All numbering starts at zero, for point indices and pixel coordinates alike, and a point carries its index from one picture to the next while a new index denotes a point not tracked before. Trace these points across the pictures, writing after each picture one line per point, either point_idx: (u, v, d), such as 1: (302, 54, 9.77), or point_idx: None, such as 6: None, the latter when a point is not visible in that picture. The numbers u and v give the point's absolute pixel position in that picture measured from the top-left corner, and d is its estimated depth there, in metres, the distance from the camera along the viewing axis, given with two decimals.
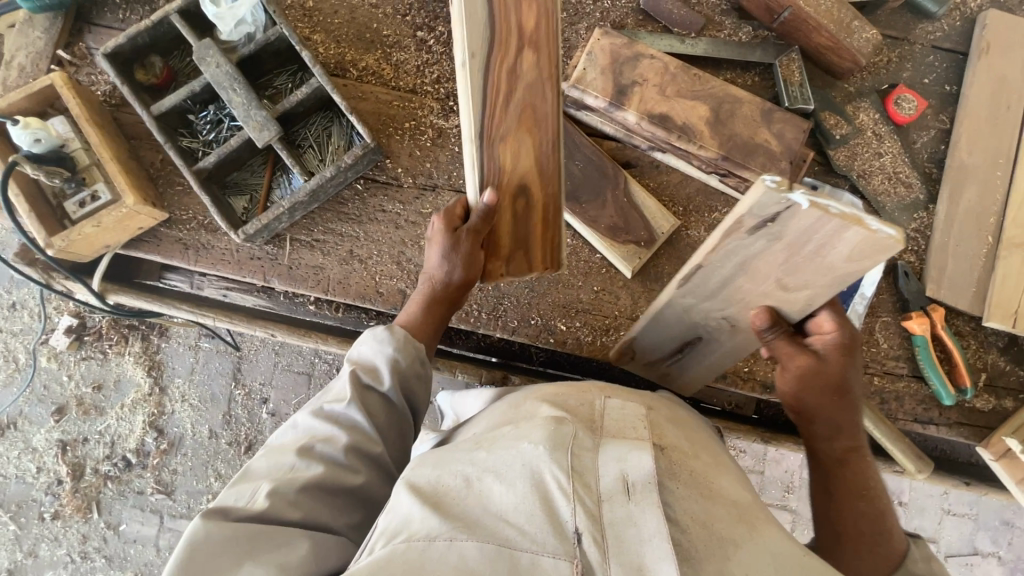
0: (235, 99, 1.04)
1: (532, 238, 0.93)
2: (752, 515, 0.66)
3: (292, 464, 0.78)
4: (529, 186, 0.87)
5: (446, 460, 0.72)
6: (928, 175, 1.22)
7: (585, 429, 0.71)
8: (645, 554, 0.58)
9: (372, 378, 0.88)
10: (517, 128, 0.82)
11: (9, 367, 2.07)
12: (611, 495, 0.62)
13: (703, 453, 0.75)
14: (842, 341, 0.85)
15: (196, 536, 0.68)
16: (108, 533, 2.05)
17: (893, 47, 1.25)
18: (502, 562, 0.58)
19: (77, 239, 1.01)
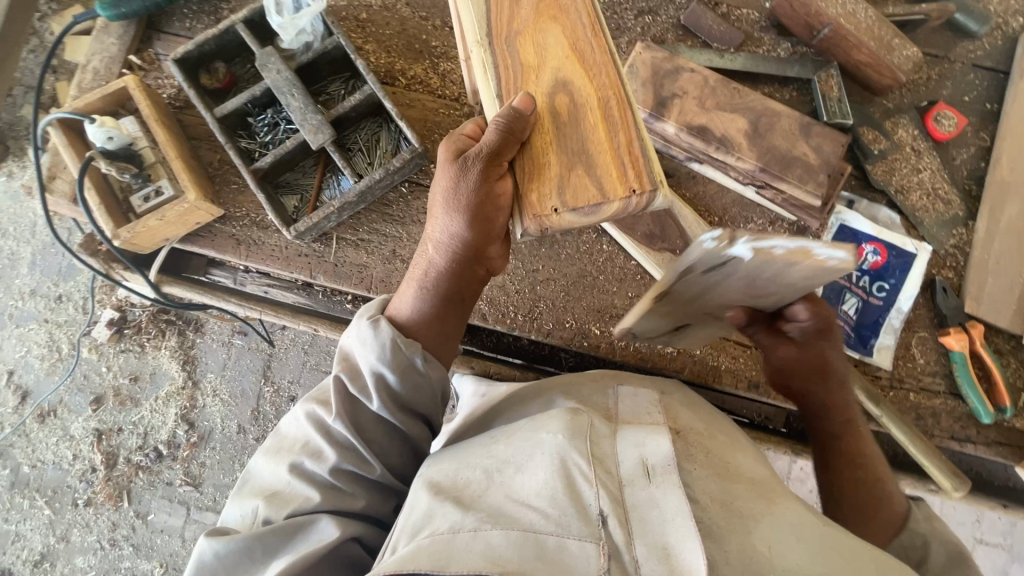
0: (293, 104, 1.09)
1: (592, 145, 0.81)
2: (770, 492, 0.75)
3: (287, 481, 0.86)
4: (566, 81, 0.84)
5: (469, 457, 0.82)
6: (968, 192, 1.22)
7: (602, 421, 0.83)
8: (668, 533, 0.66)
9: (360, 391, 0.91)
10: (538, 20, 0.86)
11: (52, 357, 2.14)
12: (632, 478, 0.73)
13: (720, 434, 0.86)
14: (818, 326, 0.91)
15: (206, 558, 0.78)
16: (136, 523, 2.10)
17: (933, 64, 1.26)
18: (528, 544, 0.66)
19: (141, 231, 1.07)
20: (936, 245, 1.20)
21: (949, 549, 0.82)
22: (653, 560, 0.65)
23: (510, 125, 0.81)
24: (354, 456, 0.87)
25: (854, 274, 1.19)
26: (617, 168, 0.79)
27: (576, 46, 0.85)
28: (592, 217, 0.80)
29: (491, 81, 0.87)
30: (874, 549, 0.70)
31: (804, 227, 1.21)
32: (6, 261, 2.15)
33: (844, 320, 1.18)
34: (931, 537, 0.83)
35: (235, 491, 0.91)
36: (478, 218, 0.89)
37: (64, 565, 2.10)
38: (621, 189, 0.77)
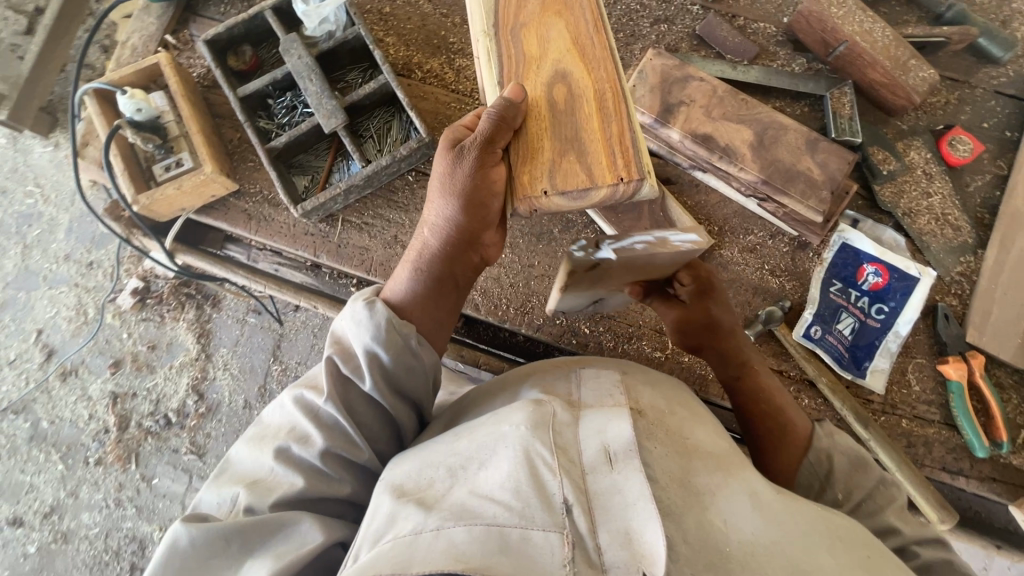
0: (310, 88, 1.14)
1: (585, 132, 0.84)
2: (728, 463, 0.76)
3: (272, 467, 0.85)
4: (566, 72, 0.87)
5: (429, 454, 0.79)
6: (979, 220, 1.20)
7: (564, 407, 0.81)
8: (631, 518, 0.66)
9: (352, 371, 0.90)
10: (542, 13, 0.90)
11: (78, 320, 2.25)
12: (595, 467, 0.71)
13: (681, 409, 0.86)
14: (695, 287, 1.04)
15: (181, 544, 0.76)
16: (141, 485, 2.17)
17: (952, 88, 1.24)
18: (491, 538, 0.64)
19: (159, 199, 1.13)
20: (941, 271, 1.18)
21: (850, 458, 0.87)
22: (615, 547, 0.65)
23: (505, 113, 0.84)
24: (343, 440, 0.87)
25: (853, 294, 1.18)
26: (608, 154, 0.82)
27: (578, 40, 0.88)
28: (579, 202, 0.83)
29: (493, 70, 0.91)
30: (828, 521, 0.71)
31: (806, 242, 1.20)
32: (46, 227, 2.28)
33: (839, 341, 1.16)
34: (832, 449, 0.88)
35: (214, 479, 0.90)
36: (471, 204, 0.91)
37: (70, 520, 2.18)
38: (609, 175, 0.80)
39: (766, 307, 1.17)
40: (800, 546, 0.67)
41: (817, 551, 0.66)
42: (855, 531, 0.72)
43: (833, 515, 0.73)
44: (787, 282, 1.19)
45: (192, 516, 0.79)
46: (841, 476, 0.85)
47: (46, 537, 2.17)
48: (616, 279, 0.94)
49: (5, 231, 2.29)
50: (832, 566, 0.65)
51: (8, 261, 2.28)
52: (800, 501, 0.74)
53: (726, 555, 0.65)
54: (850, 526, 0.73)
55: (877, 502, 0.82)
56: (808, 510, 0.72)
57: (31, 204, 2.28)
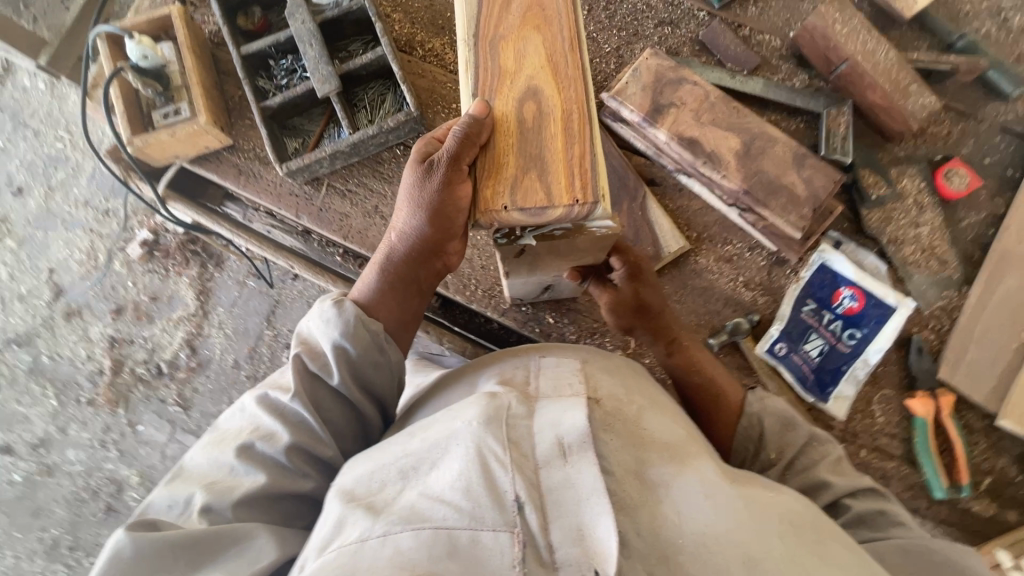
0: (309, 53, 1.16)
1: (550, 151, 0.76)
2: (683, 454, 0.73)
3: (231, 466, 0.79)
4: (538, 90, 0.80)
5: (378, 456, 0.74)
6: (968, 258, 1.16)
7: (520, 399, 0.74)
8: (584, 513, 0.62)
9: (320, 368, 0.85)
10: (522, 26, 0.82)
11: (88, 264, 2.27)
12: (549, 461, 0.66)
13: (640, 397, 0.83)
14: (629, 271, 1.00)
15: (126, 554, 0.67)
16: (127, 430, 2.20)
17: (956, 120, 1.20)
18: (439, 543, 0.61)
19: (152, 143, 1.18)
20: (922, 304, 1.14)
21: (779, 419, 0.89)
22: (567, 545, 0.61)
23: (469, 129, 0.77)
24: (310, 436, 0.81)
25: (826, 316, 1.15)
26: (568, 177, 0.75)
27: (554, 57, 0.81)
28: (538, 221, 0.76)
29: (468, 79, 0.83)
30: (779, 506, 0.67)
31: (783, 259, 1.18)
32: (70, 170, 2.29)
33: (805, 361, 1.14)
34: (763, 412, 0.90)
35: (165, 483, 0.83)
36: (437, 218, 0.86)
37: (56, 455, 2.21)
38: (564, 196, 0.74)
39: (734, 319, 1.16)
40: (755, 536, 0.63)
41: (768, 541, 0.62)
42: (807, 511, 0.68)
43: (786, 497, 0.70)
44: (760, 296, 1.17)
45: (137, 522, 0.71)
46: (773, 437, 0.88)
47: (32, 468, 2.21)
48: (551, 267, 0.95)
49: (32, 171, 2.31)
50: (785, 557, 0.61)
51: (31, 201, 2.30)
52: (755, 490, 0.70)
53: (677, 547, 0.63)
54: (804, 509, 0.69)
55: (809, 458, 0.84)
56: (762, 497, 0.68)
57: (60, 148, 2.30)
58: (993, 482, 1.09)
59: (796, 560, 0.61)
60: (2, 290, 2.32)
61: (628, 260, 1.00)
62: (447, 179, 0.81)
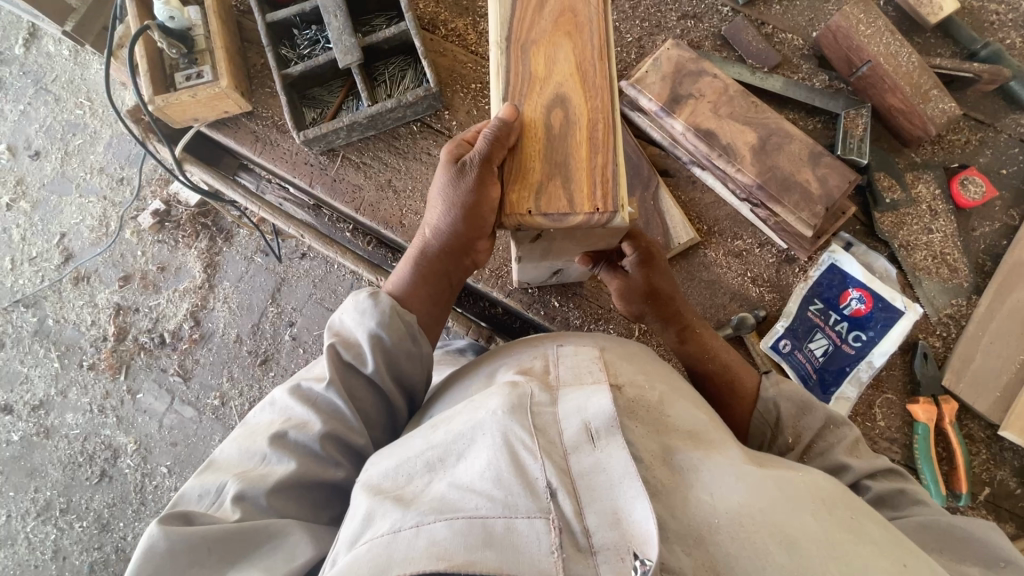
0: (333, 24, 1.17)
1: (574, 160, 0.77)
2: (708, 443, 0.72)
3: (264, 455, 0.76)
4: (566, 97, 0.79)
5: (404, 450, 0.73)
6: (979, 267, 1.16)
7: (542, 388, 0.76)
8: (618, 497, 0.62)
9: (355, 356, 0.84)
10: (553, 31, 0.81)
11: (100, 230, 2.28)
12: (578, 446, 0.67)
13: (661, 383, 0.82)
14: (640, 258, 1.00)
15: (158, 548, 0.65)
16: (126, 397, 2.18)
17: (974, 129, 1.20)
18: (473, 532, 0.59)
19: (173, 103, 1.19)
20: (930, 310, 1.14)
21: (796, 404, 0.88)
22: (604, 529, 0.60)
23: (500, 133, 0.76)
24: (344, 424, 0.80)
25: (833, 316, 1.15)
26: (591, 186, 0.76)
27: (583, 65, 0.80)
28: (559, 227, 0.77)
29: (499, 82, 0.82)
30: (807, 488, 0.66)
31: (793, 257, 1.17)
32: (88, 138, 2.31)
33: (808, 360, 1.14)
34: (779, 397, 0.89)
35: (194, 475, 0.79)
36: (470, 216, 0.84)
37: (55, 417, 2.19)
38: (585, 205, 0.75)
39: (740, 313, 1.15)
40: (787, 513, 0.62)
41: (800, 518, 0.62)
42: (836, 496, 0.67)
43: (811, 477, 0.69)
44: (767, 293, 1.17)
45: (170, 516, 0.69)
46: (788, 421, 0.87)
47: (30, 429, 2.20)
48: (564, 253, 0.93)
49: (51, 136, 2.33)
50: (818, 531, 0.60)
51: (47, 164, 2.32)
52: (780, 472, 0.69)
53: (713, 527, 0.61)
54: (831, 488, 0.69)
55: (825, 441, 0.84)
56: (787, 479, 0.68)
57: (80, 114, 2.32)
58: (993, 494, 1.08)
59: (831, 537, 0.60)
60: (12, 250, 2.31)
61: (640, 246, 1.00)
62: (479, 180, 0.79)
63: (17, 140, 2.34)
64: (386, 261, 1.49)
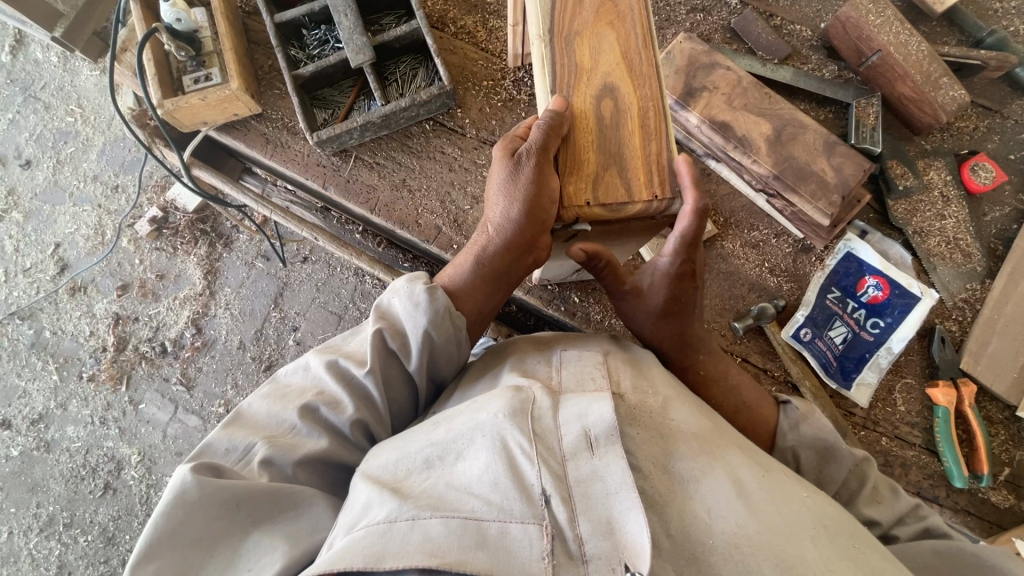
0: (345, 22, 1.15)
1: (628, 148, 0.79)
2: (713, 444, 0.73)
3: (294, 425, 0.77)
4: (614, 86, 0.81)
5: (403, 445, 0.74)
6: (991, 251, 1.18)
7: (544, 392, 0.77)
8: (612, 506, 0.65)
9: (399, 348, 0.83)
10: (595, 22, 0.82)
11: (95, 239, 2.23)
12: (576, 452, 0.70)
13: (665, 386, 0.82)
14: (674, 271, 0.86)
15: (190, 498, 0.67)
16: (128, 408, 2.14)
17: (982, 116, 1.23)
18: (468, 534, 0.63)
19: (183, 106, 1.17)
20: (946, 295, 1.15)
21: (817, 451, 0.87)
22: (597, 539, 0.63)
23: (552, 123, 0.78)
24: (372, 411, 0.82)
25: (850, 304, 1.16)
26: (647, 174, 0.78)
27: (628, 55, 0.82)
28: (617, 216, 0.78)
29: (545, 77, 0.84)
30: (812, 507, 0.69)
31: (809, 246, 1.18)
32: (80, 146, 2.27)
33: (829, 347, 1.15)
34: (798, 445, 0.88)
35: (221, 424, 0.79)
36: (527, 212, 0.82)
37: (55, 431, 2.15)
38: (645, 191, 0.77)
39: (759, 303, 1.16)
40: (777, 523, 0.65)
41: (799, 542, 0.64)
42: (839, 516, 0.70)
43: (818, 500, 0.70)
44: (785, 282, 1.18)
45: (201, 465, 0.69)
46: (809, 469, 0.87)
47: (30, 443, 2.15)
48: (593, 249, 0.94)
49: (42, 144, 2.28)
50: (815, 559, 0.63)
51: (39, 173, 2.27)
52: (786, 486, 0.70)
53: (708, 547, 0.64)
54: (837, 514, 0.70)
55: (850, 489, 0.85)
56: (794, 496, 0.69)
57: (71, 122, 2.28)
58: (1012, 474, 1.10)
59: (827, 562, 0.62)
60: (5, 262, 2.27)
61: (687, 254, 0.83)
62: (537, 171, 0.79)
63: (7, 150, 2.29)
64: (399, 261, 1.48)
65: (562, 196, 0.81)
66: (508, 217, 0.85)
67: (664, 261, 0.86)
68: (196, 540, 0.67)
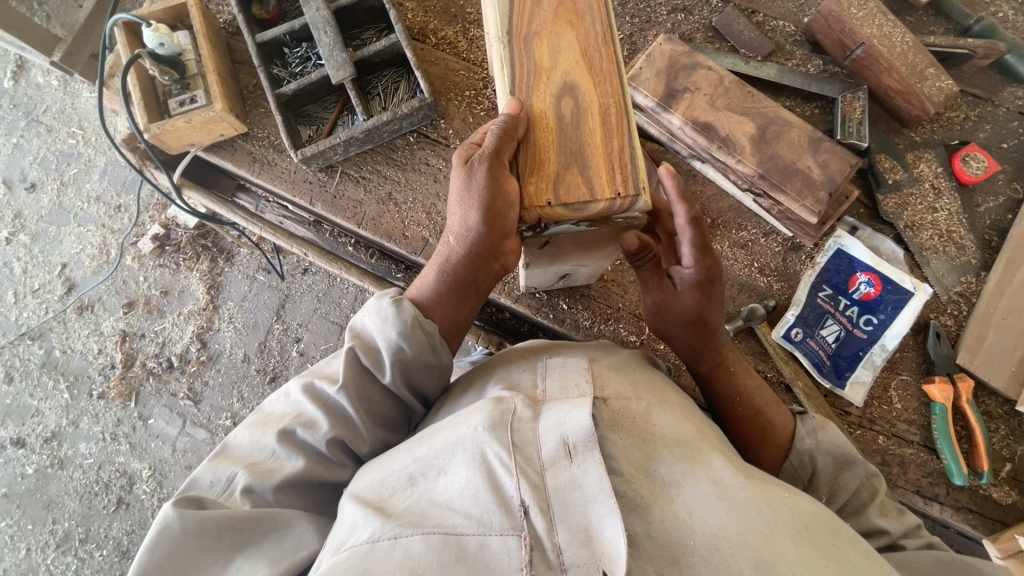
0: (324, 40, 1.16)
1: (589, 146, 0.76)
2: (693, 449, 0.73)
3: (273, 450, 0.78)
4: (574, 84, 0.79)
5: (388, 465, 0.76)
6: (986, 242, 1.16)
7: (526, 404, 0.78)
8: (590, 513, 0.64)
9: (373, 363, 0.85)
10: (554, 22, 0.81)
11: (101, 258, 2.27)
12: (555, 461, 0.69)
13: (649, 392, 0.82)
14: (699, 278, 0.86)
15: (172, 530, 0.69)
16: (137, 423, 2.17)
17: (973, 105, 1.20)
18: (447, 548, 0.62)
19: (169, 129, 1.18)
20: (940, 289, 1.13)
21: (834, 458, 0.85)
22: (575, 547, 0.62)
23: (507, 126, 0.77)
24: (350, 429, 0.82)
25: (842, 302, 1.14)
26: (610, 171, 0.75)
27: (588, 52, 0.79)
28: (581, 216, 0.76)
29: (504, 78, 0.82)
30: (798, 508, 0.67)
31: (798, 244, 1.17)
32: (83, 167, 2.31)
33: (821, 347, 1.13)
34: (815, 450, 0.86)
35: (208, 458, 0.82)
36: (487, 217, 0.80)
37: (68, 448, 2.19)
38: (606, 190, 0.74)
39: (749, 304, 1.15)
40: (760, 525, 0.63)
41: (781, 542, 0.62)
42: (821, 515, 0.68)
43: (801, 500, 0.69)
44: (775, 282, 1.17)
45: (184, 499, 0.72)
46: (824, 478, 0.85)
47: (44, 461, 2.19)
48: (571, 256, 0.93)
49: (46, 167, 2.32)
50: (798, 558, 0.60)
51: (44, 196, 2.31)
52: (770, 489, 0.69)
53: (689, 549, 0.62)
54: (820, 515, 0.68)
55: (860, 499, 0.82)
56: (775, 495, 0.68)
57: (73, 144, 2.32)
58: (1014, 469, 1.08)
59: (810, 561, 0.61)
60: (14, 284, 2.30)
61: (706, 259, 0.85)
62: (491, 176, 0.78)
63: (12, 174, 2.33)
64: (393, 275, 1.48)
65: (522, 196, 0.78)
66: (468, 224, 0.84)
67: (687, 270, 0.86)
68: (181, 571, 0.69)
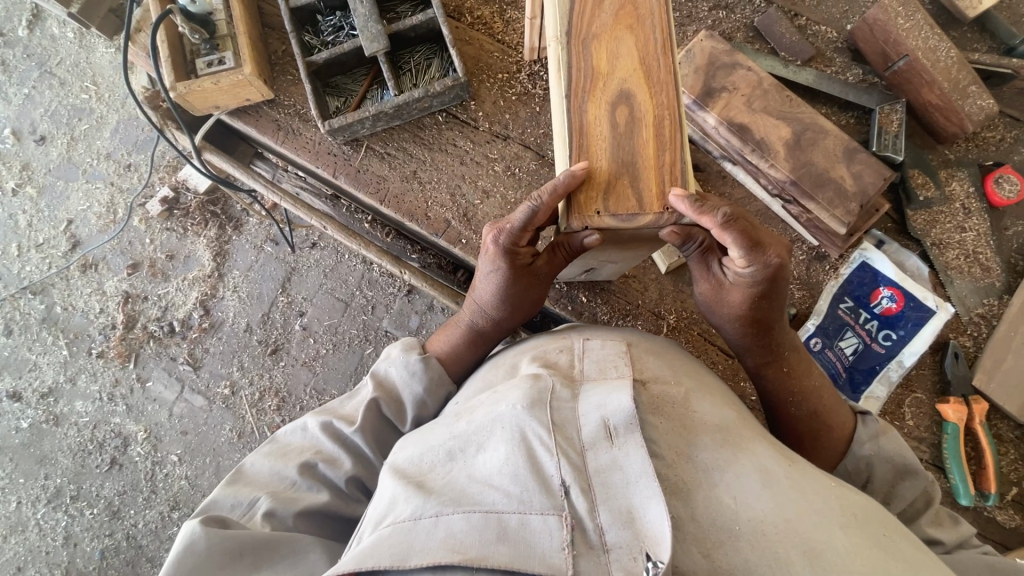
0: (359, 9, 1.13)
1: (641, 157, 0.74)
2: (736, 436, 0.72)
3: (294, 481, 0.80)
4: (631, 93, 0.76)
5: (428, 439, 0.76)
6: (1011, 265, 1.17)
7: (563, 383, 0.76)
8: (633, 495, 0.62)
9: (394, 413, 0.89)
10: (614, 25, 0.77)
11: (107, 217, 2.24)
12: (595, 443, 0.68)
13: (689, 378, 0.81)
14: (750, 279, 0.82)
15: (197, 546, 0.68)
16: (135, 385, 2.16)
17: (1010, 127, 1.21)
18: (488, 528, 0.61)
19: (195, 90, 1.16)
20: (961, 309, 1.13)
21: (895, 467, 0.85)
22: (617, 527, 0.61)
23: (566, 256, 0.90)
24: (369, 468, 0.85)
25: (863, 315, 1.14)
26: (660, 183, 0.74)
27: (646, 62, 0.76)
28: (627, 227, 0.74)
29: (558, 79, 0.78)
30: (842, 498, 0.66)
31: (823, 254, 1.16)
32: (94, 123, 2.27)
33: (839, 358, 1.13)
34: (874, 457, 0.86)
35: (223, 483, 0.82)
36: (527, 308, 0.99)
37: (64, 405, 2.18)
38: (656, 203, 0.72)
39: None
40: (807, 517, 0.62)
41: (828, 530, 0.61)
42: (868, 508, 0.67)
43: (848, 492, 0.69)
44: (797, 290, 1.16)
45: (209, 518, 0.71)
46: (882, 483, 0.85)
47: (39, 416, 2.18)
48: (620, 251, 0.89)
49: (56, 120, 2.28)
50: (845, 547, 0.60)
51: (53, 149, 2.28)
52: (813, 479, 0.69)
53: (734, 533, 0.61)
54: (868, 505, 0.68)
55: (915, 509, 0.83)
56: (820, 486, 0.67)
57: (85, 99, 2.28)
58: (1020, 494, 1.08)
59: (858, 550, 0.60)
60: (18, 236, 2.28)
61: (757, 256, 0.79)
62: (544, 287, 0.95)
63: (21, 125, 2.29)
64: (409, 254, 1.49)
65: (568, 201, 0.74)
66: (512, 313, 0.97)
67: (742, 270, 0.82)
68: None
